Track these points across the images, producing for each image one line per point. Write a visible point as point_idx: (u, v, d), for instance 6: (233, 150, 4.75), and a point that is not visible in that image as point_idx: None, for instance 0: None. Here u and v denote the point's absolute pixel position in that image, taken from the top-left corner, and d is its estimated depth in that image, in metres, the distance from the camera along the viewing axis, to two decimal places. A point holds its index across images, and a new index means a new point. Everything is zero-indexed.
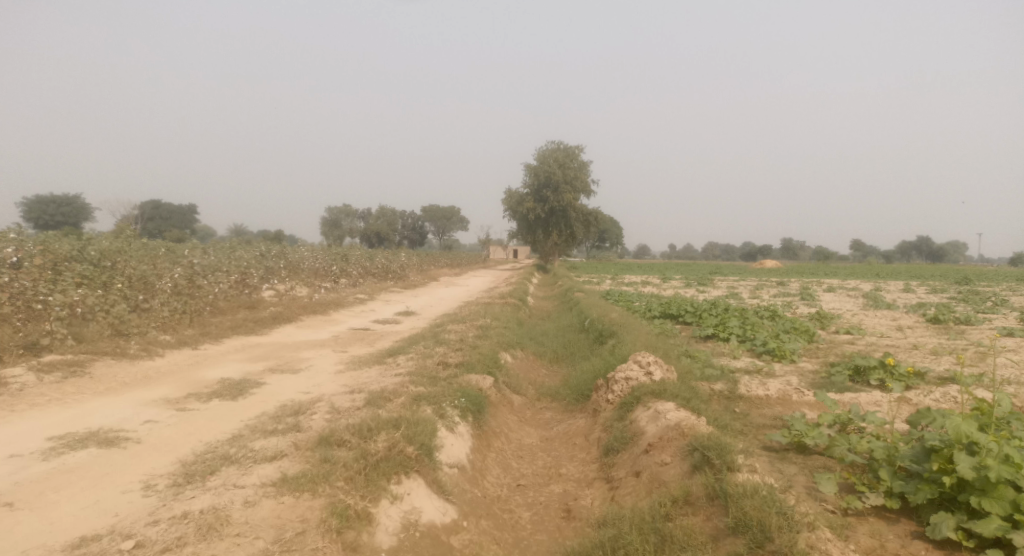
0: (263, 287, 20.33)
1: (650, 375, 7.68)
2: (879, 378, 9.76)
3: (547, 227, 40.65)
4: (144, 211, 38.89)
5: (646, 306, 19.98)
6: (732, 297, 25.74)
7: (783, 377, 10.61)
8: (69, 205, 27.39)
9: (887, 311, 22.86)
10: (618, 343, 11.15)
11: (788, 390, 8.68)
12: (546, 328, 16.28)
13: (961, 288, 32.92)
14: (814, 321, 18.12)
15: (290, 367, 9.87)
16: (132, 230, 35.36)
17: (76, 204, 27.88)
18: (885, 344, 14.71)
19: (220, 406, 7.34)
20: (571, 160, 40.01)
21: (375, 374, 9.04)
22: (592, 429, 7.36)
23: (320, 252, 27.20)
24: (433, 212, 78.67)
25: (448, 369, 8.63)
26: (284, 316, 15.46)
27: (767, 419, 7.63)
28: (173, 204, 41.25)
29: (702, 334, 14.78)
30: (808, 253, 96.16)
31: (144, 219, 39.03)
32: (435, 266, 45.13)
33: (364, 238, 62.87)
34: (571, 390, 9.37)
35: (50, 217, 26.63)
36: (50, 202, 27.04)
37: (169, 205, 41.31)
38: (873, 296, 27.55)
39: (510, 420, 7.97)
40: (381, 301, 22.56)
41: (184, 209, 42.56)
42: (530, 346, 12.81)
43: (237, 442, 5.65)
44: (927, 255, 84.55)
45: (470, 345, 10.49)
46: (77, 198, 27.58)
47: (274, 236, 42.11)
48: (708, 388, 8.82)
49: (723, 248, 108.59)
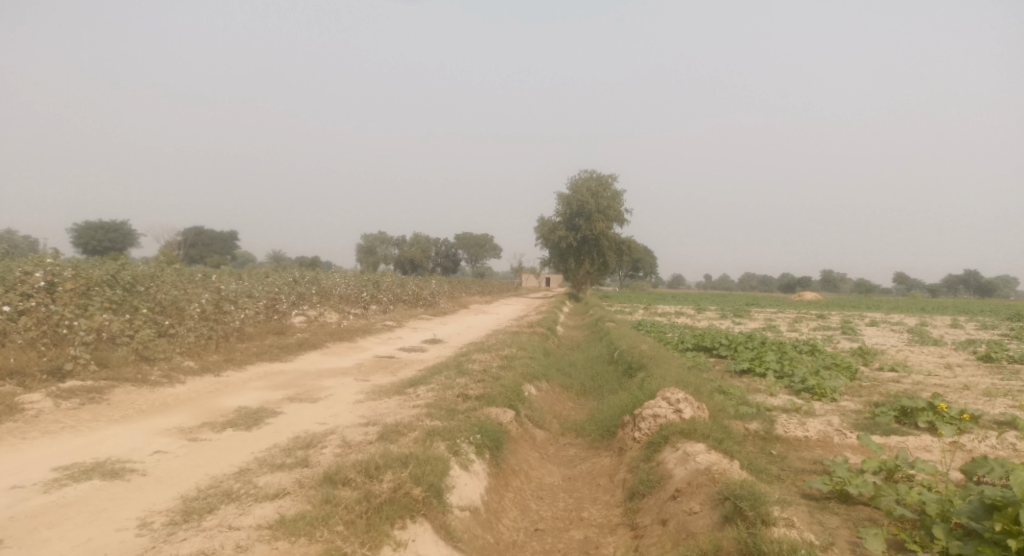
0: (293, 313, 20.39)
1: (680, 413, 7.24)
2: (927, 420, 9.19)
3: (580, 255, 40.30)
4: (187, 237, 39.79)
5: (679, 338, 19.42)
6: (768, 330, 24.95)
7: (824, 418, 10.03)
8: (116, 230, 28.06)
9: (934, 348, 21.85)
10: (648, 376, 10.72)
11: (828, 432, 8.17)
12: (574, 359, 15.86)
13: (1011, 324, 31.41)
14: (856, 356, 17.34)
15: (309, 396, 9.68)
16: (175, 255, 36.12)
17: (122, 230, 28.56)
18: (933, 383, 13.95)
19: (233, 436, 7.15)
20: (604, 189, 39.77)
21: (394, 405, 8.78)
22: (617, 470, 6.95)
23: (351, 278, 27.27)
24: (467, 240, 78.97)
25: (468, 401, 8.33)
26: (311, 343, 15.38)
27: (806, 464, 7.14)
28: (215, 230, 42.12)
29: (736, 369, 14.21)
30: (846, 284, 93.74)
31: (186, 245, 39.91)
32: (466, 294, 44.99)
33: (398, 265, 63.25)
34: (597, 426, 8.95)
35: (98, 242, 27.30)
36: (98, 227, 27.73)
37: (211, 231, 42.20)
38: (917, 331, 26.43)
39: (531, 457, 7.60)
40: (409, 329, 22.39)
41: (225, 234, 43.41)
42: (557, 379, 12.44)
43: (242, 477, 5.43)
44: (973, 288, 81.61)
45: (493, 376, 10.18)
46: (124, 224, 28.24)
47: (310, 262, 42.59)
48: (743, 427, 8.35)
49: (759, 279, 106.62)
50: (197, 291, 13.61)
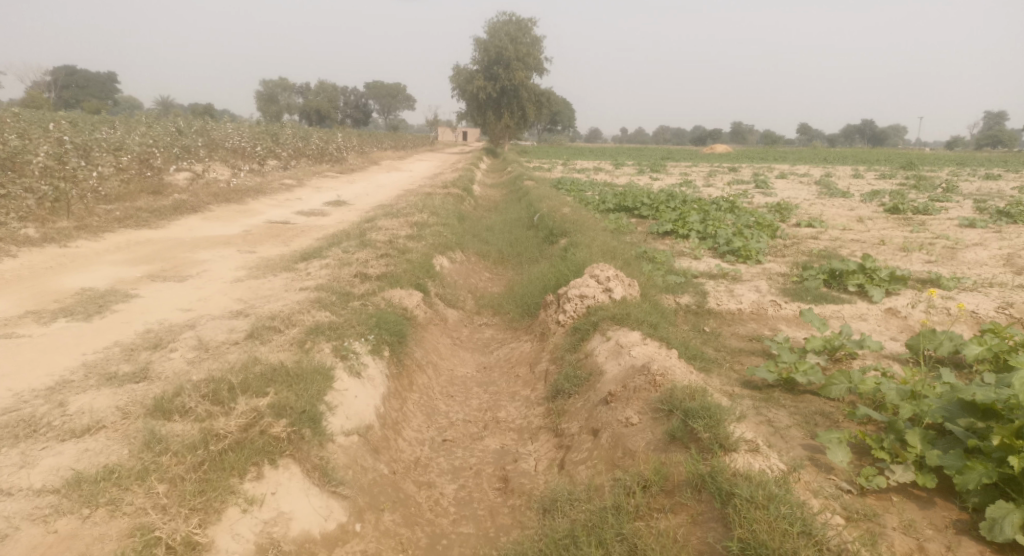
0: (175, 171, 18.00)
1: (610, 293, 6.42)
2: (858, 283, 8.61)
3: (498, 107, 38.06)
4: (54, 78, 34.67)
5: (600, 197, 18.51)
6: (686, 186, 24.46)
7: (752, 282, 9.36)
8: None
9: (844, 200, 21.98)
10: (571, 244, 9.75)
11: (762, 302, 7.52)
12: (491, 222, 14.72)
13: (909, 174, 32.43)
14: (774, 212, 16.97)
15: (177, 273, 8.19)
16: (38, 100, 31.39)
17: None
18: (851, 239, 13.74)
19: (62, 331, 5.72)
20: (523, 34, 36.93)
21: (279, 284, 7.48)
22: (539, 359, 6.12)
23: (245, 130, 24.44)
24: (377, 89, 73.73)
25: (366, 281, 7.15)
26: (191, 205, 13.46)
27: (742, 343, 6.47)
28: (88, 70, 36.76)
29: (660, 230, 13.50)
30: (756, 137, 95.45)
31: (56, 86, 34.90)
32: (377, 148, 42.19)
33: (303, 115, 58.47)
34: (517, 304, 8.06)
35: None
36: None
37: (83, 71, 36.75)
38: (826, 183, 26.66)
39: (441, 344, 6.62)
40: (311, 188, 20.39)
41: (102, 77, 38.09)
42: (471, 246, 11.35)
43: (53, 398, 4.14)
44: (872, 141, 84.75)
45: (398, 248, 8.95)
46: None
47: (202, 110, 38.36)
48: (673, 300, 7.59)
49: (674, 132, 106.75)
50: (38, 144, 11.30)
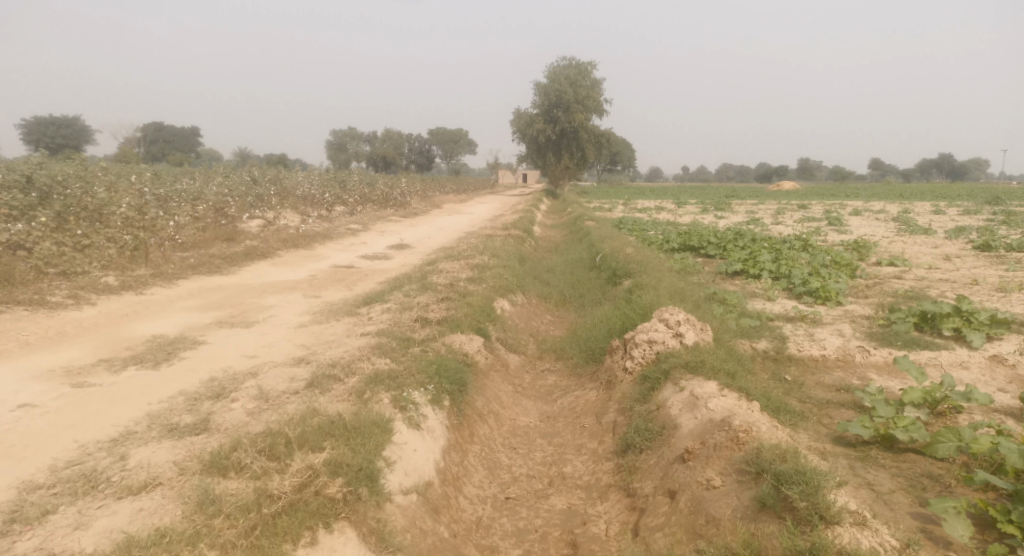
0: (248, 218, 18.65)
1: (681, 339, 6.05)
2: (953, 327, 7.91)
3: (558, 149, 38.27)
4: (144, 134, 36.99)
5: (664, 236, 18.08)
6: (753, 224, 23.74)
7: (832, 325, 8.78)
8: (69, 127, 27.28)
9: (925, 237, 20.78)
10: (637, 285, 9.41)
11: (848, 347, 6.97)
12: (552, 264, 14.52)
13: (994, 209, 30.60)
14: (851, 249, 16.15)
15: (243, 319, 8.26)
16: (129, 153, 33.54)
17: (76, 126, 27.68)
18: (938, 278, 12.85)
19: (130, 379, 5.76)
20: (582, 77, 37.26)
21: (341, 330, 7.43)
22: (607, 409, 5.78)
23: (313, 177, 25.26)
24: (440, 135, 75.64)
25: (426, 327, 7.00)
26: (261, 251, 13.81)
27: (828, 394, 5.96)
28: (174, 126, 39.07)
29: (729, 271, 12.97)
30: (823, 173, 92.84)
31: (145, 142, 37.22)
32: (440, 192, 42.92)
33: (370, 162, 60.39)
34: (581, 349, 7.75)
35: (51, 140, 26.50)
36: (49, 124, 26.81)
37: (169, 127, 39.11)
38: (904, 219, 25.36)
39: (502, 392, 6.37)
40: (375, 233, 20.76)
41: (186, 131, 40.40)
42: (533, 289, 11.15)
43: (114, 451, 4.08)
44: (949, 175, 80.96)
45: (460, 291, 8.83)
46: (76, 120, 27.51)
47: (276, 160, 40.05)
48: (749, 345, 7.13)
49: (737, 170, 105.02)
50: (121, 196, 11.85)
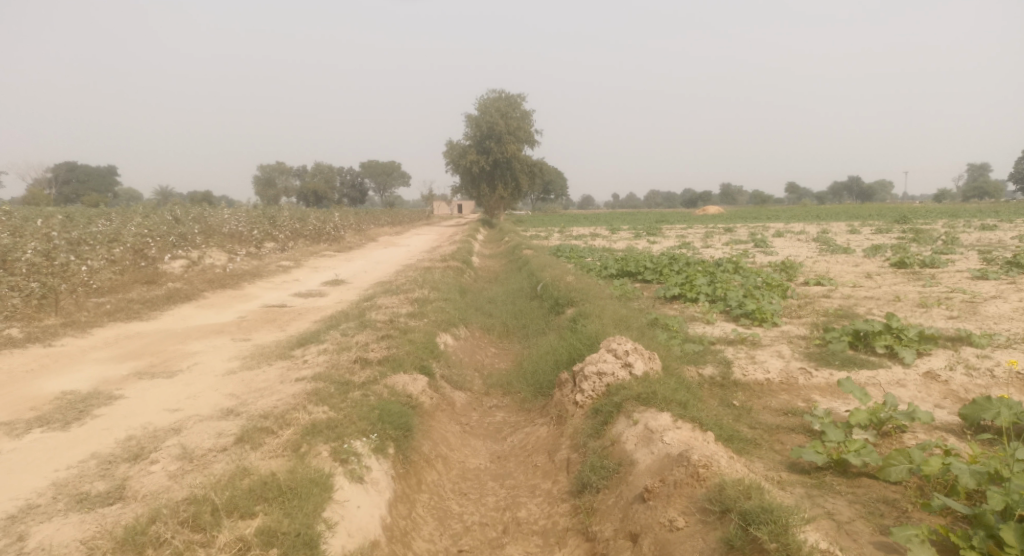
0: (170, 259, 17.74)
1: (630, 369, 5.93)
2: (886, 344, 8.13)
3: (493, 179, 38.40)
4: (56, 173, 35.03)
5: (601, 263, 18.20)
6: (686, 248, 24.27)
7: (772, 346, 8.90)
8: None
9: (846, 256, 21.71)
10: (580, 314, 9.33)
11: (791, 370, 7.04)
12: (492, 294, 14.34)
13: (905, 227, 32.42)
14: (780, 270, 16.65)
15: (165, 368, 7.68)
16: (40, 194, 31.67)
17: None
18: (863, 296, 13.34)
19: (34, 443, 5.19)
20: (513, 109, 37.71)
21: (274, 375, 6.99)
22: (559, 446, 5.58)
23: (241, 214, 24.37)
24: (372, 168, 74.95)
25: (366, 367, 6.66)
26: (185, 293, 13.09)
27: (777, 418, 5.95)
28: (90, 164, 37.18)
29: (667, 295, 13.10)
30: (746, 197, 96.82)
31: (58, 182, 35.23)
32: (374, 224, 42.26)
33: (300, 197, 59.11)
34: (528, 383, 7.55)
35: None
36: None
37: (84, 165, 37.20)
38: (825, 239, 26.50)
39: (449, 433, 6.08)
40: (308, 269, 20.11)
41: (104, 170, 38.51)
42: (474, 321, 10.92)
43: (11, 531, 3.59)
44: (860, 196, 85.80)
45: (400, 328, 8.51)
46: None
47: (201, 197, 38.59)
48: (696, 372, 7.10)
49: (665, 196, 108.27)
50: (26, 241, 10.99)
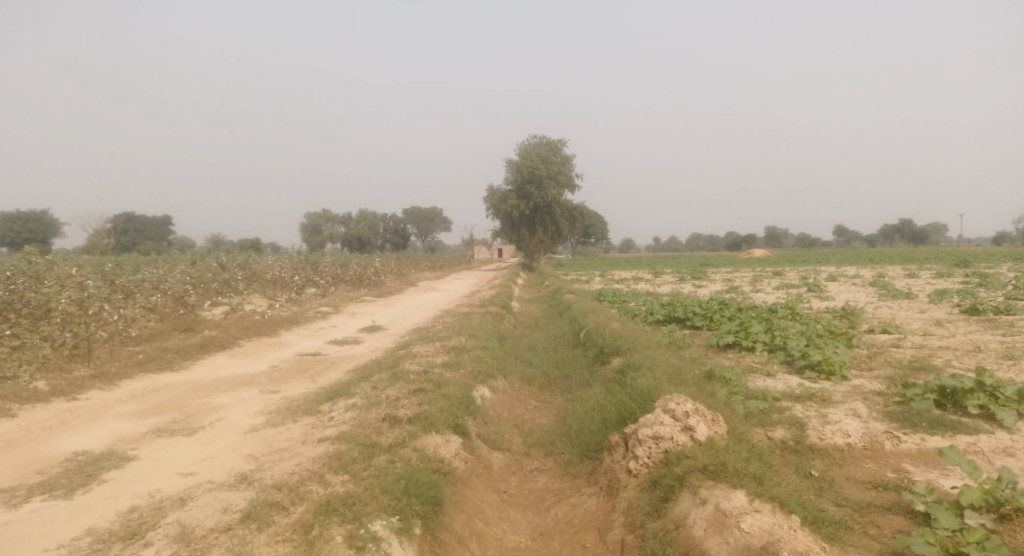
0: (211, 306, 17.66)
1: (691, 433, 5.19)
2: (979, 404, 7.16)
3: (533, 224, 38.12)
4: (114, 224, 36.01)
5: (646, 308, 17.41)
6: (733, 292, 23.30)
7: (844, 403, 8.01)
8: (36, 220, 26.35)
9: (908, 301, 20.43)
10: (628, 365, 8.60)
11: (874, 433, 6.17)
12: (533, 341, 13.70)
13: (967, 271, 30.75)
14: (840, 316, 15.61)
15: (187, 425, 7.21)
16: (101, 243, 32.62)
17: (44, 219, 26.77)
18: (937, 346, 12.25)
19: (29, 515, 4.70)
20: (554, 154, 37.59)
21: (298, 434, 6.45)
22: (612, 525, 4.86)
23: (283, 260, 24.40)
24: (414, 214, 75.73)
25: (395, 427, 6.05)
26: (220, 342, 12.79)
27: (866, 493, 5.12)
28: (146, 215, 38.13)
29: (720, 343, 12.25)
30: (791, 240, 94.68)
31: (116, 232, 36.20)
32: (415, 269, 42.25)
33: (345, 243, 59.87)
34: (573, 444, 6.84)
35: (16, 234, 25.52)
36: (16, 218, 25.89)
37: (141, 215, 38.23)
38: (882, 283, 25.15)
39: (486, 504, 5.41)
40: (346, 315, 19.82)
41: (160, 219, 39.39)
42: (514, 371, 10.28)
43: None
44: (911, 238, 82.84)
45: (435, 380, 7.91)
46: (44, 213, 26.62)
47: (249, 245, 39.15)
48: (764, 435, 6.29)
49: (707, 240, 106.68)
50: (62, 289, 10.78)
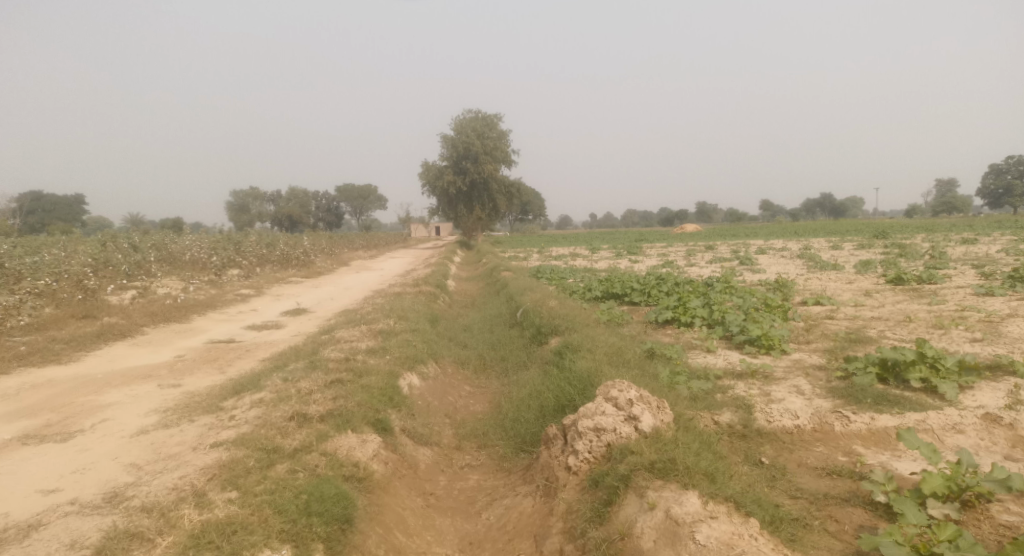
0: (118, 289, 16.22)
1: (635, 424, 4.68)
2: (921, 377, 6.97)
3: (469, 200, 37.26)
4: (20, 203, 33.10)
5: (585, 284, 17.01)
6: (669, 266, 23.24)
7: (787, 380, 7.72)
8: None
9: (836, 273, 20.79)
10: (566, 345, 8.07)
11: (823, 413, 5.84)
12: (468, 322, 13.07)
13: (887, 242, 31.82)
14: (774, 289, 15.60)
15: (62, 430, 6.25)
16: (8, 224, 30.05)
17: None
18: (869, 316, 12.26)
19: None
20: (490, 129, 36.73)
21: (191, 438, 5.63)
22: (550, 533, 4.32)
23: (202, 240, 22.82)
24: (348, 192, 73.44)
25: (303, 427, 5.30)
26: (121, 329, 11.59)
27: (820, 482, 4.74)
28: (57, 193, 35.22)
29: (659, 319, 11.90)
30: (720, 216, 96.95)
31: (22, 212, 33.32)
32: (349, 248, 40.87)
33: (275, 222, 57.50)
34: (508, 435, 6.26)
35: None
36: None
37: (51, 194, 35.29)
38: (811, 255, 25.67)
39: (407, 512, 4.77)
40: (270, 297, 18.64)
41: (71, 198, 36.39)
42: (446, 354, 9.62)
43: None
44: (831, 212, 86.12)
45: (355, 368, 7.17)
46: None
47: (170, 224, 36.77)
48: (710, 419, 5.86)
49: (642, 215, 108.07)
50: None
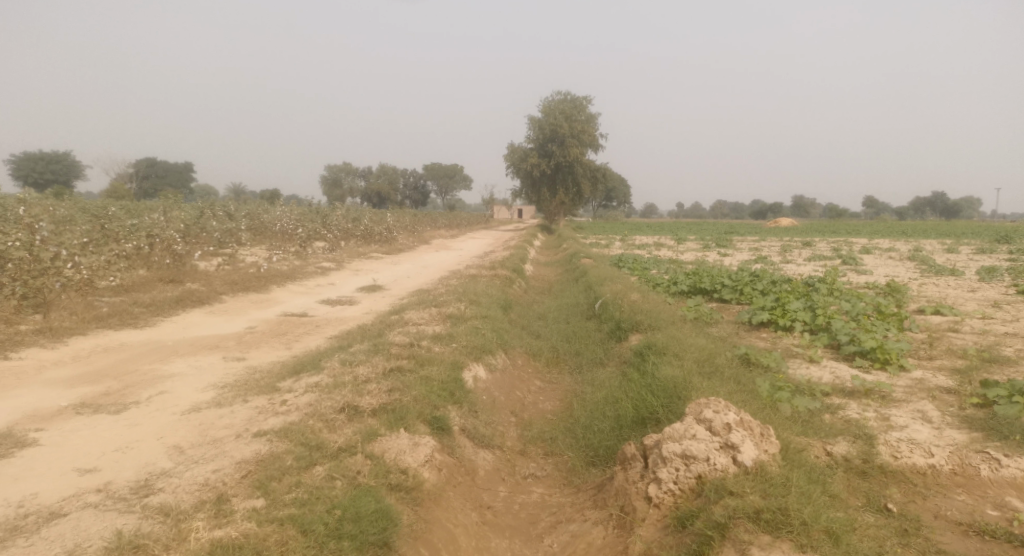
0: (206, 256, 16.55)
1: (733, 454, 3.88)
2: None
3: (553, 184, 36.44)
4: (136, 169, 34.97)
5: (670, 276, 15.94)
6: (764, 262, 21.64)
7: (909, 402, 6.61)
8: (59, 162, 25.27)
9: (956, 279, 18.66)
10: (648, 345, 7.25)
11: (965, 453, 4.79)
12: (543, 310, 12.40)
13: (1011, 248, 28.66)
14: (885, 293, 14.04)
15: (119, 400, 6.05)
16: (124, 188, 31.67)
17: (66, 161, 25.75)
18: (1002, 332, 10.69)
19: None
20: (578, 112, 35.66)
21: (239, 422, 5.24)
22: None
23: (291, 211, 23.16)
24: (435, 171, 74.00)
25: (352, 423, 4.78)
26: (200, 296, 11.64)
27: (968, 545, 3.79)
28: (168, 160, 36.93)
29: (753, 321, 10.81)
30: (818, 211, 91.70)
31: (136, 178, 35.23)
32: (433, 227, 41.01)
33: (365, 198, 58.61)
34: (580, 445, 5.54)
35: (39, 175, 24.55)
36: (38, 158, 24.85)
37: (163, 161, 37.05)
38: (924, 258, 23.39)
39: (459, 530, 4.18)
40: (349, 272, 18.62)
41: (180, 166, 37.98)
42: (517, 344, 8.98)
43: None
44: (943, 212, 79.68)
45: (418, 356, 6.63)
46: (66, 155, 25.54)
47: (267, 196, 37.97)
48: (822, 449, 4.93)
49: (733, 206, 103.86)
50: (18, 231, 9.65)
